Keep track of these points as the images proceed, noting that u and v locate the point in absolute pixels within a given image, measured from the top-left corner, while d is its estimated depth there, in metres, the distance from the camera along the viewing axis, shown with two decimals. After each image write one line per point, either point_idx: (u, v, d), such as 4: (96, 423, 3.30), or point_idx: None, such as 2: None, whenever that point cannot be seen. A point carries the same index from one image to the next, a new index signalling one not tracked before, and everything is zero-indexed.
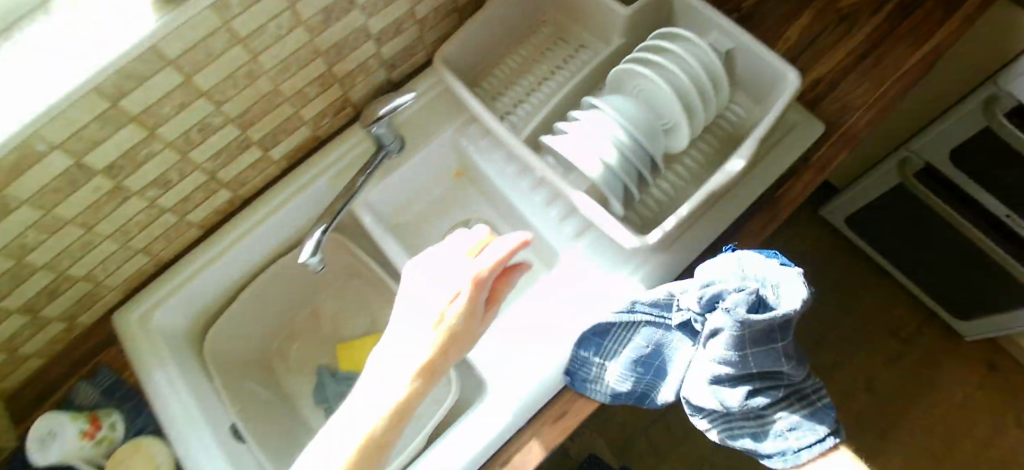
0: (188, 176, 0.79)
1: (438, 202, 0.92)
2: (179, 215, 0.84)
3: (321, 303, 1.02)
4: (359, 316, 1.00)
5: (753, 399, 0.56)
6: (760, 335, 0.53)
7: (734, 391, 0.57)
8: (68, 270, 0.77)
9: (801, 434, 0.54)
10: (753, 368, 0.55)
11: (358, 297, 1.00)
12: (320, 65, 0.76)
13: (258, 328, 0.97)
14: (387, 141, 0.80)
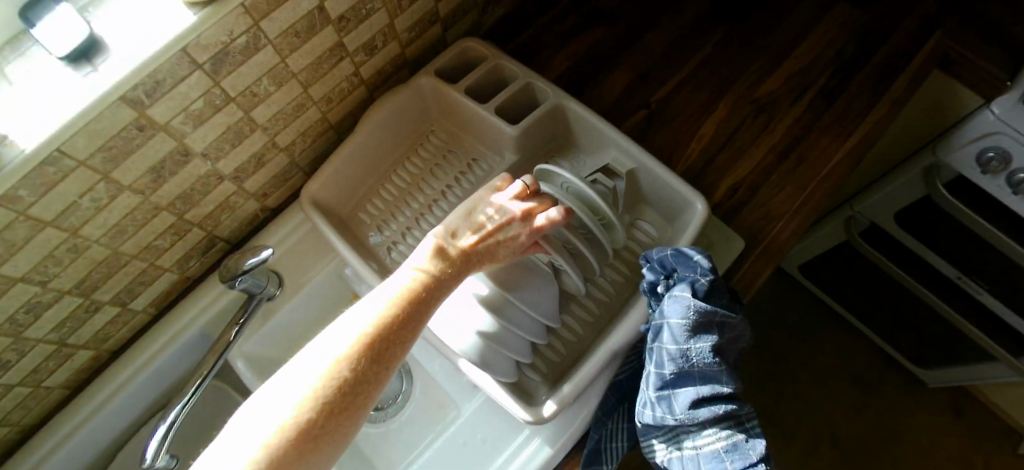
0: (30, 351, 0.66)
1: None
2: (34, 385, 0.70)
3: None
4: None
5: (705, 400, 0.50)
6: (712, 321, 0.52)
7: (680, 395, 0.50)
8: None
9: (734, 455, 0.48)
10: (704, 367, 0.50)
11: None
12: (167, 217, 0.67)
13: None
14: (259, 288, 0.68)
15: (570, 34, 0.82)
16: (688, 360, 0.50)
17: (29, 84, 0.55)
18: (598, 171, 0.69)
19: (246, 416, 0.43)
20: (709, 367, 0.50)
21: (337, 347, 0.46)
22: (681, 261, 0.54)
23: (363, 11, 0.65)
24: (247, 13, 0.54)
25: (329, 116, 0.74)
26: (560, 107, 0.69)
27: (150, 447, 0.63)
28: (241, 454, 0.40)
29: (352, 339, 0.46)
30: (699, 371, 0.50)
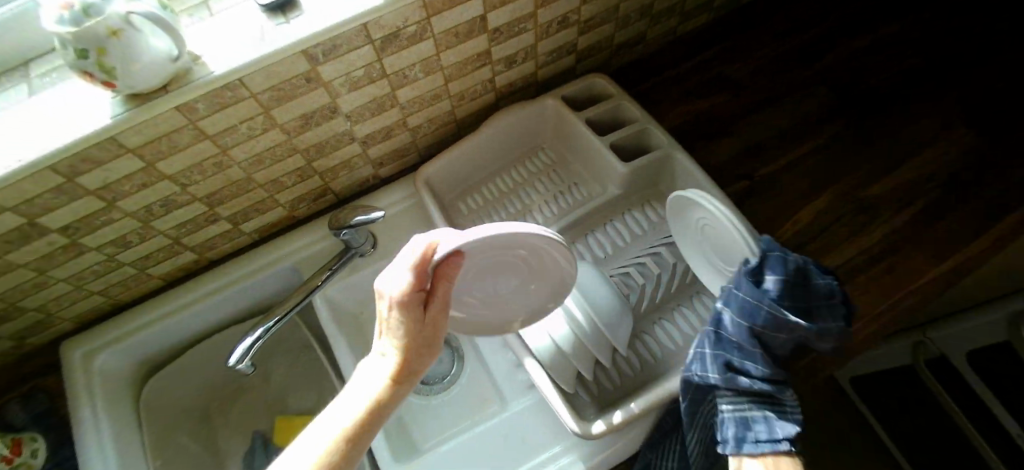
0: (149, 240, 0.75)
1: None
2: (140, 268, 0.79)
3: (273, 368, 0.93)
4: (308, 392, 0.91)
5: (729, 362, 0.55)
6: (763, 311, 0.55)
7: (714, 359, 0.55)
8: (19, 302, 0.74)
9: (760, 427, 0.51)
10: (737, 340, 0.56)
11: (311, 371, 0.93)
12: (298, 160, 0.74)
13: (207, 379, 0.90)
14: (356, 242, 0.75)
15: (692, 93, 0.86)
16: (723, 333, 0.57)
17: (230, 17, 0.65)
18: None
19: None
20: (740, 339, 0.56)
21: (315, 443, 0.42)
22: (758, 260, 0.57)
23: (516, 28, 0.72)
24: (423, 7, 0.61)
25: (456, 111, 0.80)
26: (670, 157, 0.72)
27: (236, 353, 0.67)
28: None
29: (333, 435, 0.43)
30: (738, 343, 0.56)
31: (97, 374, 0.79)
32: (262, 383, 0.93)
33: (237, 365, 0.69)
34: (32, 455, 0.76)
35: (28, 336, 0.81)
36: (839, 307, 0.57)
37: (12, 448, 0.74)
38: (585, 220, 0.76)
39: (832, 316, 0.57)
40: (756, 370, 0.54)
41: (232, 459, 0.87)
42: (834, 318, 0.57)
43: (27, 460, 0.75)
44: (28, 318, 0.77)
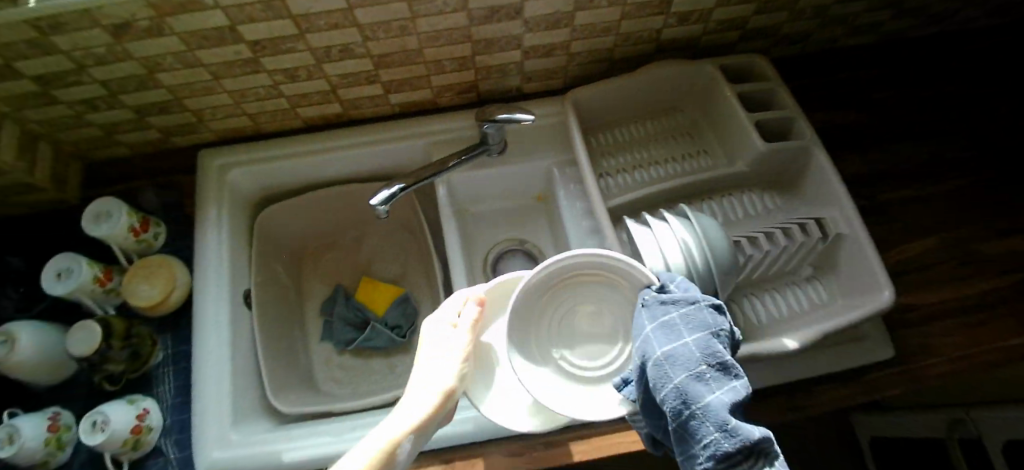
0: (314, 80, 0.81)
1: (512, 214, 0.92)
2: (293, 105, 0.85)
3: (367, 234, 0.99)
4: (393, 264, 0.97)
5: (682, 371, 0.50)
6: (688, 318, 0.54)
7: (673, 371, 0.50)
8: (185, 99, 0.81)
9: (738, 425, 0.45)
10: (717, 390, 0.49)
11: (399, 247, 0.98)
12: (466, 49, 0.79)
13: (308, 224, 0.96)
14: (492, 141, 0.81)
15: (828, 106, 0.89)
16: (699, 391, 0.48)
17: None
18: (808, 218, 0.78)
19: None
20: (722, 392, 0.48)
21: (381, 436, 0.51)
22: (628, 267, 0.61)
23: None
24: None
25: (614, 50, 0.85)
26: (808, 152, 0.78)
27: (381, 196, 0.73)
28: None
29: (395, 434, 0.52)
30: (672, 350, 0.51)
31: (229, 185, 0.87)
32: (353, 244, 1.00)
33: (379, 210, 0.75)
34: (155, 237, 0.83)
35: (175, 134, 0.89)
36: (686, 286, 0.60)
37: (141, 223, 0.81)
38: (701, 185, 0.81)
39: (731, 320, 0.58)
40: (710, 373, 0.50)
41: (313, 301, 0.96)
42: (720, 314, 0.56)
43: (150, 239, 0.82)
44: (186, 114, 0.85)
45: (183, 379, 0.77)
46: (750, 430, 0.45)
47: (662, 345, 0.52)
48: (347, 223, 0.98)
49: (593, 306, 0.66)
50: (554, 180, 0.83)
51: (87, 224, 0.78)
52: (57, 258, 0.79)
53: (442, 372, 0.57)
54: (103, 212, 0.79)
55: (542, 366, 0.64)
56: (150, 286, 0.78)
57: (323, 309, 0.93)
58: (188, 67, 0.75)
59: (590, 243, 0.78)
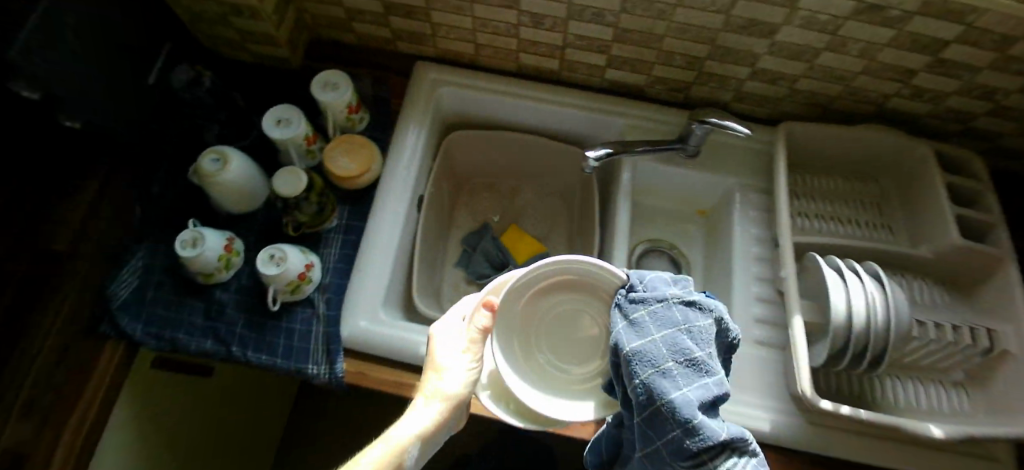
0: (553, 32, 0.84)
1: (674, 218, 0.95)
2: (518, 48, 0.89)
3: (524, 187, 1.04)
4: (539, 222, 1.01)
5: (649, 372, 0.50)
6: (662, 316, 0.54)
7: (640, 368, 0.51)
8: (430, 11, 0.85)
9: (704, 425, 0.47)
10: (685, 387, 0.49)
11: (549, 209, 1.03)
12: (703, 51, 0.81)
13: (480, 159, 1.01)
14: (692, 141, 0.83)
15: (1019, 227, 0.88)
16: (663, 386, 0.49)
17: None
18: (981, 326, 0.75)
19: None
20: (684, 388, 0.49)
21: (393, 436, 0.59)
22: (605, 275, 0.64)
23: (959, 71, 0.74)
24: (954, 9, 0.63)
25: (834, 100, 0.86)
26: (1001, 261, 0.75)
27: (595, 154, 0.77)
28: None
29: (404, 438, 0.59)
30: (644, 345, 0.52)
31: (434, 100, 0.92)
32: (509, 190, 1.04)
33: (591, 164, 0.81)
34: (361, 119, 0.89)
35: (401, 38, 0.92)
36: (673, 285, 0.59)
37: (356, 103, 0.87)
38: (874, 254, 0.81)
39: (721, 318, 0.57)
40: (678, 373, 0.50)
41: (459, 230, 1.01)
42: (703, 308, 0.55)
43: (357, 120, 0.88)
44: (420, 24, 0.88)
45: (348, 249, 0.84)
46: (716, 432, 0.47)
47: (630, 341, 0.54)
48: (513, 170, 1.03)
49: (566, 314, 0.70)
50: (733, 203, 0.85)
51: (314, 88, 0.84)
52: (276, 107, 0.86)
53: (448, 377, 0.62)
54: (330, 82, 0.85)
55: (520, 361, 0.69)
56: (349, 161, 0.85)
57: (467, 239, 0.98)
58: None
59: (753, 268, 0.81)
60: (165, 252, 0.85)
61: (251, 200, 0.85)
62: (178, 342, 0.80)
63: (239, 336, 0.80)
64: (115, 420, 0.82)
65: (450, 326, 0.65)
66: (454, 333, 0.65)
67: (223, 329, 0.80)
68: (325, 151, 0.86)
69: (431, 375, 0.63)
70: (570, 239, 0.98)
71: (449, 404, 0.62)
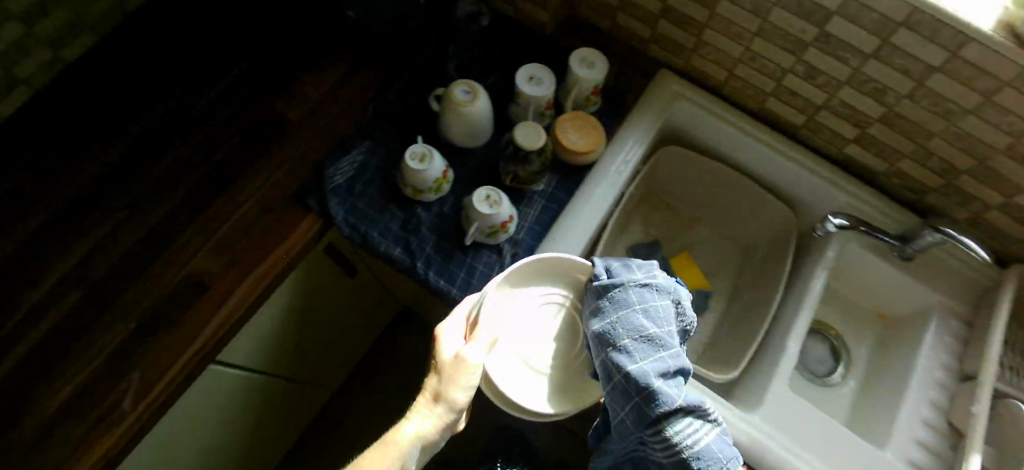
0: (818, 90, 0.82)
1: (858, 313, 0.95)
2: (772, 92, 0.88)
3: (705, 220, 1.02)
4: (710, 259, 1.00)
5: (615, 349, 0.60)
6: (626, 299, 0.63)
7: (607, 350, 0.61)
8: (706, 28, 0.85)
9: (661, 388, 0.54)
10: (642, 360, 0.57)
11: (723, 251, 1.01)
12: (967, 165, 0.78)
13: (678, 180, 0.99)
14: (917, 244, 0.80)
15: None
16: (619, 356, 0.59)
17: None
18: None
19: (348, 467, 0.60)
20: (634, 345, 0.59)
21: (393, 436, 0.62)
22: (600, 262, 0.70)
23: None
24: None
25: None
26: None
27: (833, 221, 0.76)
28: None
29: (404, 441, 0.61)
30: (615, 328, 0.62)
31: (669, 110, 0.92)
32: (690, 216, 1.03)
33: (823, 224, 0.78)
34: (596, 102, 0.90)
35: (656, 43, 0.93)
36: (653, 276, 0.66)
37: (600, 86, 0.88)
38: None
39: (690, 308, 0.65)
40: (632, 350, 0.58)
41: (631, 234, 1.00)
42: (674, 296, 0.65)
43: (592, 102, 0.90)
44: (687, 37, 0.89)
45: (547, 215, 0.87)
46: (672, 397, 0.53)
47: (595, 326, 0.64)
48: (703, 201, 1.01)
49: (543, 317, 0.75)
50: (931, 322, 0.83)
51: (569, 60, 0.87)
52: (527, 64, 0.89)
53: (455, 377, 0.64)
54: (585, 58, 0.87)
55: (516, 351, 0.73)
56: (580, 136, 0.87)
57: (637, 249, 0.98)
58: (749, 11, 0.78)
59: (932, 391, 0.78)
60: (382, 156, 0.90)
61: (478, 137, 0.88)
62: (372, 240, 0.85)
63: (426, 256, 0.85)
64: (280, 288, 0.89)
65: (451, 327, 0.69)
66: (450, 336, 0.68)
67: (415, 245, 0.85)
68: (559, 119, 0.89)
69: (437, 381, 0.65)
70: (737, 289, 0.97)
71: (446, 408, 0.63)
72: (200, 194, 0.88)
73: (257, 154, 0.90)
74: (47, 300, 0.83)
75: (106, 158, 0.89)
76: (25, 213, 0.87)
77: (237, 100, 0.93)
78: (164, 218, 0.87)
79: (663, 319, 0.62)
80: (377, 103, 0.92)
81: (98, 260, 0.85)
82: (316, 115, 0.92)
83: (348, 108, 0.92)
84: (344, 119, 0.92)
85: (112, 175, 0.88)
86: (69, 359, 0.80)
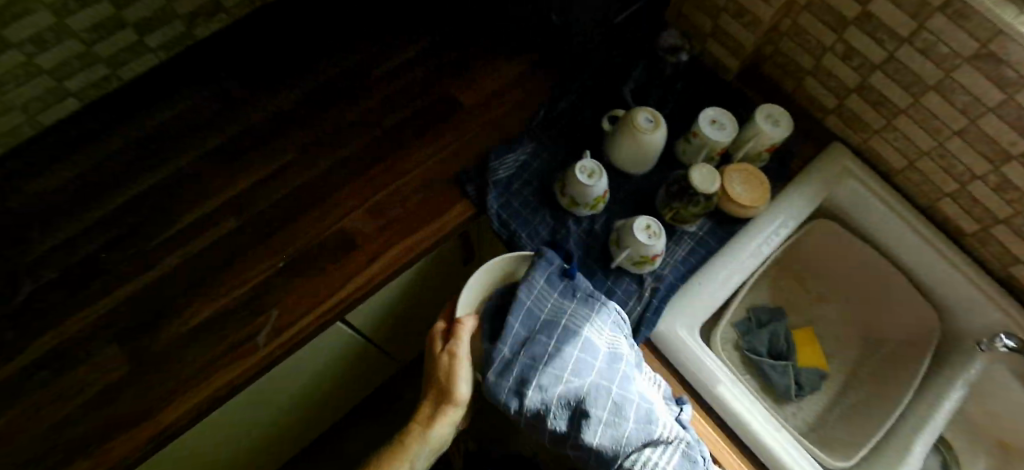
0: (1003, 203, 0.79)
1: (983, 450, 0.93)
2: (950, 192, 0.85)
3: (835, 300, 1.03)
4: (832, 341, 1.01)
5: (523, 404, 0.67)
6: (511, 354, 0.69)
7: (519, 405, 0.68)
8: (899, 111, 0.83)
9: (595, 437, 0.65)
10: (557, 415, 0.67)
11: (848, 334, 1.02)
12: None
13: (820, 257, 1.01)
14: None
15: None
16: (565, 418, 0.67)
17: None
18: None
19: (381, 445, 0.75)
20: (579, 411, 0.66)
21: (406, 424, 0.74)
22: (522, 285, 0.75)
23: None
24: None
25: None
26: None
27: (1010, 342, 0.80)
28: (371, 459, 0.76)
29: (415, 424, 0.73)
30: (520, 386, 0.68)
31: (838, 182, 0.91)
32: (819, 293, 1.04)
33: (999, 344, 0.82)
34: (765, 159, 0.89)
35: (837, 115, 0.91)
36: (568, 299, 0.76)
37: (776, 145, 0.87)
38: None
39: (592, 328, 0.72)
40: (551, 402, 0.67)
41: (760, 298, 1.02)
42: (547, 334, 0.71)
43: (762, 158, 0.89)
44: (875, 116, 0.86)
45: (695, 256, 0.87)
46: (602, 447, 0.65)
47: (496, 369, 0.69)
48: (839, 281, 1.01)
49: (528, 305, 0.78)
50: None
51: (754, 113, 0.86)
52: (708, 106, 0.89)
53: (450, 387, 0.72)
54: (770, 115, 0.86)
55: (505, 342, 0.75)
56: (746, 190, 0.85)
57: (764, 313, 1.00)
58: (954, 108, 0.75)
59: None
60: (543, 160, 0.91)
61: (642, 166, 0.88)
62: (519, 241, 0.86)
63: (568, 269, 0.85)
64: (416, 264, 0.90)
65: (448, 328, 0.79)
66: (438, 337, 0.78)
67: (559, 256, 0.86)
68: (728, 169, 0.87)
69: (435, 391, 0.74)
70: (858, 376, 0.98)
71: (443, 393, 0.73)
72: (362, 156, 0.90)
73: (425, 130, 0.91)
74: (206, 222, 0.86)
75: (284, 98, 0.92)
76: (203, 134, 0.91)
77: (417, 73, 0.94)
78: (328, 170, 0.89)
79: (559, 350, 0.70)
80: (549, 108, 0.92)
81: (260, 195, 0.88)
82: (488, 105, 0.93)
83: (519, 106, 0.93)
84: (514, 116, 0.92)
85: (287, 117, 0.91)
86: (215, 282, 0.84)
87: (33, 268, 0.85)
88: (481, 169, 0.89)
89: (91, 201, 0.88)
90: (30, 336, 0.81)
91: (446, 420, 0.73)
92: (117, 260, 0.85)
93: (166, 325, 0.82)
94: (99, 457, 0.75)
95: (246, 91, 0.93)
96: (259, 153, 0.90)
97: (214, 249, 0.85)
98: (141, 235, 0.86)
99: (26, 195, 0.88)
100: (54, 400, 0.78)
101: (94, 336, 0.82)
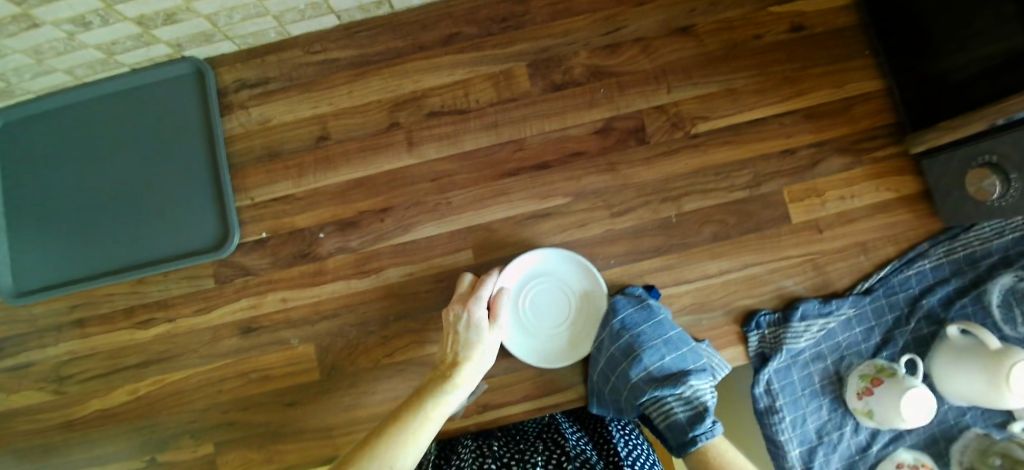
0: None
1: None
2: None
3: None
4: None
5: (651, 354, 0.64)
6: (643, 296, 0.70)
7: (649, 360, 0.64)
8: None
9: (699, 386, 0.60)
10: (700, 388, 0.60)
11: None
12: None
13: None
14: None
15: None
16: (619, 378, 0.64)
17: None
18: None
19: (383, 432, 0.55)
20: (627, 360, 0.64)
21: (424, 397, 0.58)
22: (604, 317, 0.68)
23: None
24: None
25: None
26: None
27: None
28: (365, 443, 0.54)
29: (436, 402, 0.57)
30: (663, 334, 0.65)
31: None
32: None
33: None
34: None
35: None
36: (635, 307, 0.67)
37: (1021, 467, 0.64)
38: None
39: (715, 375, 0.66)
40: (679, 368, 0.63)
41: None
42: (614, 313, 0.67)
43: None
44: None
45: None
46: (706, 400, 0.59)
47: (618, 319, 0.66)
48: None
49: (550, 290, 0.71)
50: None
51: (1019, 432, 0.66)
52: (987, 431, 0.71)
53: (484, 358, 0.61)
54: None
55: (524, 333, 0.71)
56: None
57: None
58: None
59: None
60: (853, 334, 0.72)
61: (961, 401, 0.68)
62: (776, 421, 0.70)
63: None
64: None
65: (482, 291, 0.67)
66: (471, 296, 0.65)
67: (816, 464, 0.70)
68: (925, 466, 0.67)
69: (469, 364, 0.60)
70: None
71: (473, 355, 0.61)
72: (636, 241, 0.71)
73: (727, 236, 0.72)
74: (436, 244, 0.72)
75: (574, 122, 0.72)
76: (467, 130, 0.72)
77: (745, 153, 0.72)
78: (596, 239, 0.71)
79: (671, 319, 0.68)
80: (895, 270, 0.72)
81: (511, 237, 0.72)
82: (814, 234, 0.72)
83: (852, 251, 0.72)
84: (837, 261, 0.72)
85: (571, 150, 0.72)
86: (428, 321, 0.71)
87: (246, 219, 0.73)
88: (780, 320, 0.70)
89: (322, 159, 0.73)
90: (226, 296, 0.72)
91: (461, 389, 0.59)
92: (334, 247, 0.72)
93: (363, 347, 0.71)
94: (267, 456, 0.71)
95: (532, 92, 0.72)
96: (526, 184, 0.72)
97: (441, 281, 0.71)
98: (366, 228, 0.72)
99: (256, 123, 0.73)
100: (235, 377, 0.72)
101: (289, 326, 0.72)
